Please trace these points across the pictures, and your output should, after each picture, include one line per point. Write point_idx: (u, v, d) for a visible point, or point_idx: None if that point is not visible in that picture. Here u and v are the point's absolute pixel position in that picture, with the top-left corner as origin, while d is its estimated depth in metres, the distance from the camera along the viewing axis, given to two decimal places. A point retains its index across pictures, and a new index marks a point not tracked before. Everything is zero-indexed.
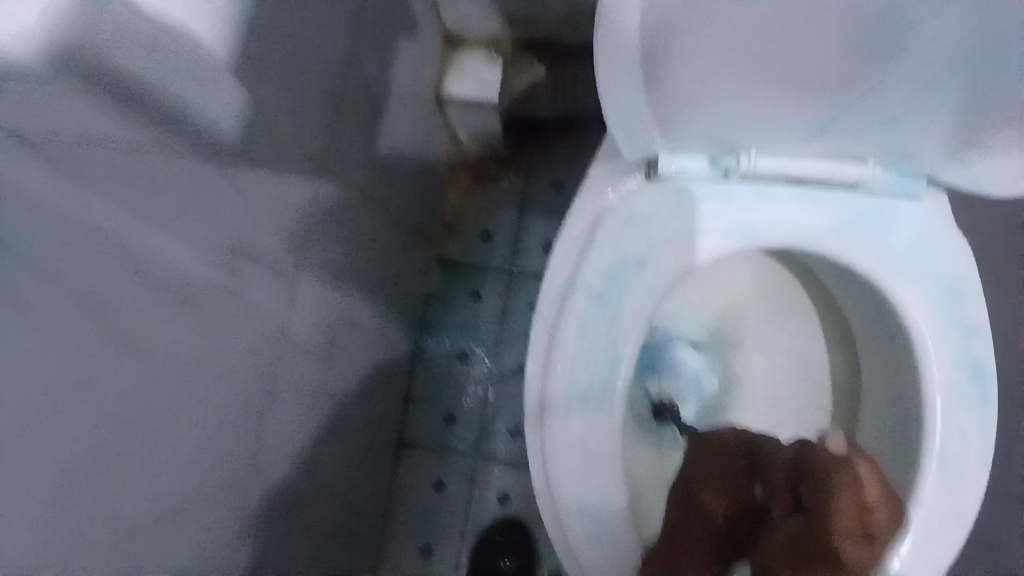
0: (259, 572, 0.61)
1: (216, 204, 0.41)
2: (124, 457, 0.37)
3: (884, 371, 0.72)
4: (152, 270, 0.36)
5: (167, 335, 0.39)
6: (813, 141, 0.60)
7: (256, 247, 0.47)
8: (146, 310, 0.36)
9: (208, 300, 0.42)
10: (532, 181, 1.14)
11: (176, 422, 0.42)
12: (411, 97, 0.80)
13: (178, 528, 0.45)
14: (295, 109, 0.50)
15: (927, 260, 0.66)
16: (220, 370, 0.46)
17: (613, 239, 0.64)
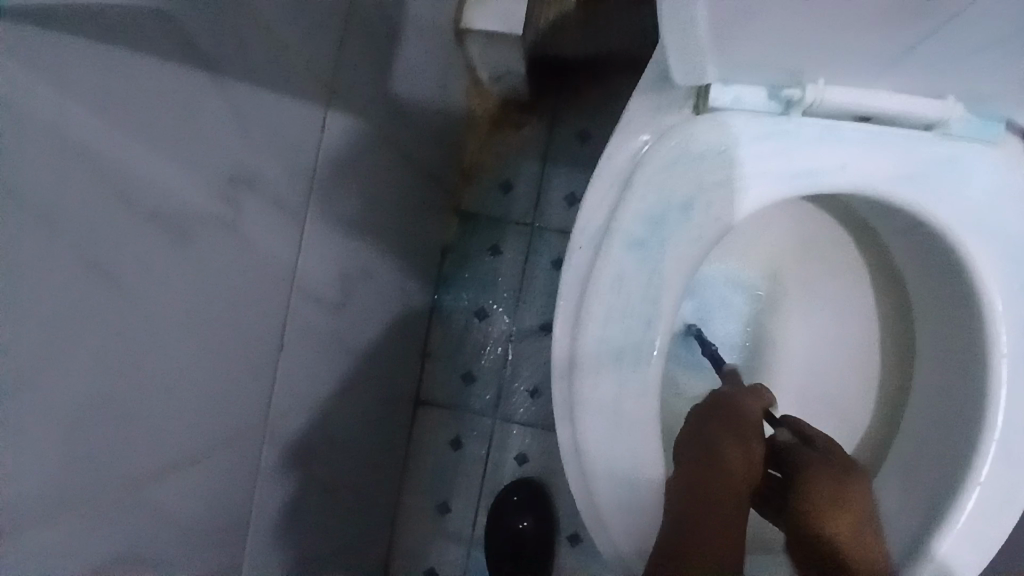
0: (246, 515, 0.59)
1: (177, 104, 0.37)
2: (63, 388, 0.34)
3: (940, 361, 0.60)
4: (97, 162, 0.33)
5: (102, 259, 0.35)
6: (896, 71, 0.47)
7: (223, 168, 0.43)
8: (84, 217, 0.33)
9: (166, 203, 0.38)
10: (556, 128, 1.05)
11: (138, 342, 0.39)
12: (424, 22, 0.74)
13: (143, 466, 0.42)
14: (274, 9, 0.44)
15: (1010, 220, 0.52)
16: (185, 301, 0.42)
17: (657, 179, 0.50)
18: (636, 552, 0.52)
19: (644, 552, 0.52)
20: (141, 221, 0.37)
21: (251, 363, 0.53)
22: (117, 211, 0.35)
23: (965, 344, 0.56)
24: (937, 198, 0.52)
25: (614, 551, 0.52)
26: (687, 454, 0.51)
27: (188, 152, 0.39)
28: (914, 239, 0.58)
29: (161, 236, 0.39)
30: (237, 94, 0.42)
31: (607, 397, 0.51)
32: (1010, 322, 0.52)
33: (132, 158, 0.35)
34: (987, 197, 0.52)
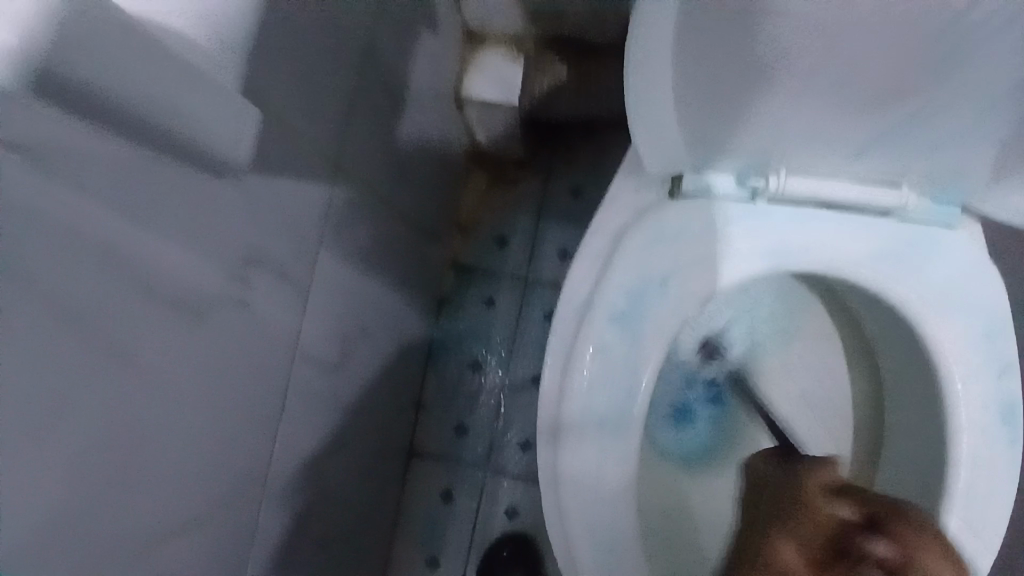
0: (242, 571, 0.61)
1: (197, 190, 0.41)
2: (91, 443, 0.37)
3: (908, 421, 0.63)
4: (124, 252, 0.36)
5: (135, 327, 0.39)
6: (851, 162, 0.52)
7: (243, 240, 0.47)
8: (122, 292, 0.37)
9: (181, 279, 0.42)
10: (550, 187, 1.10)
11: (148, 409, 0.42)
12: (426, 94, 0.80)
13: (154, 519, 0.45)
14: (301, 99, 0.50)
15: (966, 296, 0.56)
16: (201, 361, 0.46)
17: (637, 257, 0.54)
18: None
19: None
20: (157, 299, 0.40)
21: (252, 420, 0.55)
22: (147, 287, 0.39)
23: (930, 411, 0.59)
24: (895, 275, 0.57)
25: None
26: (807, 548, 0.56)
27: (205, 230, 0.42)
28: (879, 309, 0.62)
29: (177, 308, 0.42)
30: (254, 177, 0.46)
31: (591, 459, 0.53)
32: (970, 392, 0.56)
33: (156, 240, 0.38)
34: (946, 276, 0.56)
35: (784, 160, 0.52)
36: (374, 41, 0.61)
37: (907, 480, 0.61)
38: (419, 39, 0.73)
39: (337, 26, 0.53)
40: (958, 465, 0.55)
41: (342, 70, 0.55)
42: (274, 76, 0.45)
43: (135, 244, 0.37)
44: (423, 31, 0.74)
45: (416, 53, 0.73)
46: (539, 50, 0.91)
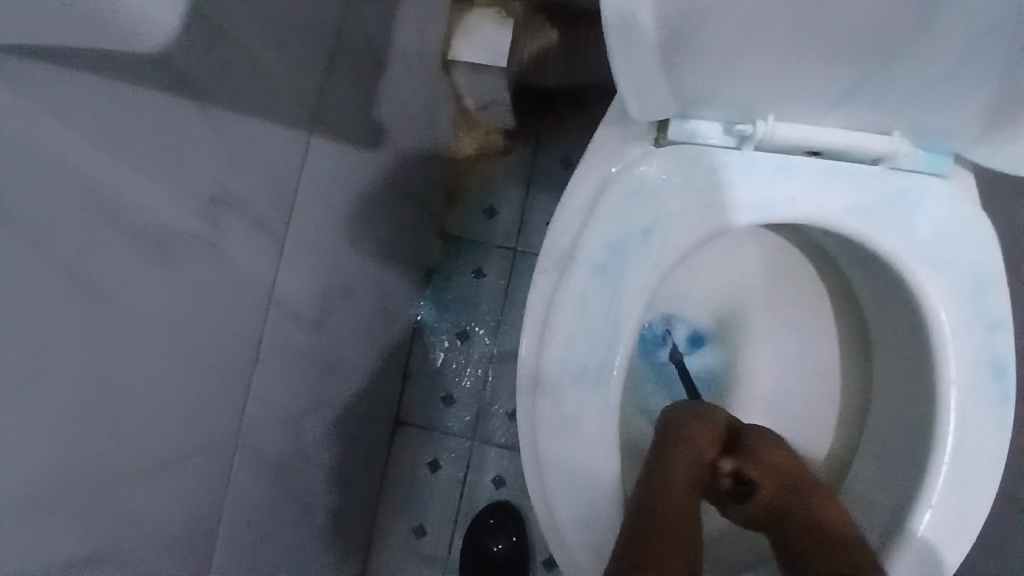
0: (218, 530, 0.60)
1: (159, 124, 0.39)
2: (45, 386, 0.36)
3: (897, 382, 0.62)
4: (75, 179, 0.34)
5: (92, 263, 0.37)
6: (840, 109, 0.50)
7: (211, 182, 0.45)
8: (72, 223, 0.35)
9: (145, 216, 0.40)
10: (540, 155, 1.08)
11: (112, 349, 0.40)
12: (411, 52, 0.77)
13: (120, 467, 0.44)
14: (274, 41, 0.48)
15: (954, 252, 0.55)
16: (167, 308, 0.44)
17: (620, 207, 0.52)
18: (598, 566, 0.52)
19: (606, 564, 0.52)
20: (118, 234, 0.38)
21: (226, 373, 0.54)
22: (100, 225, 0.37)
23: (919, 371, 0.58)
24: (882, 230, 0.55)
25: (574, 566, 0.53)
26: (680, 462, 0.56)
27: (171, 165, 0.41)
28: (868, 269, 0.61)
29: (142, 246, 0.40)
30: (222, 117, 0.44)
31: (571, 413, 0.52)
32: (958, 350, 0.55)
33: (115, 170, 0.37)
34: (934, 231, 0.55)
35: (773, 107, 0.50)
36: None
37: (894, 440, 0.60)
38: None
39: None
40: (947, 424, 0.55)
41: (319, 13, 0.53)
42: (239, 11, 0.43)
43: (90, 173, 0.35)
44: None
45: (400, 6, 0.71)
46: (528, 12, 0.89)
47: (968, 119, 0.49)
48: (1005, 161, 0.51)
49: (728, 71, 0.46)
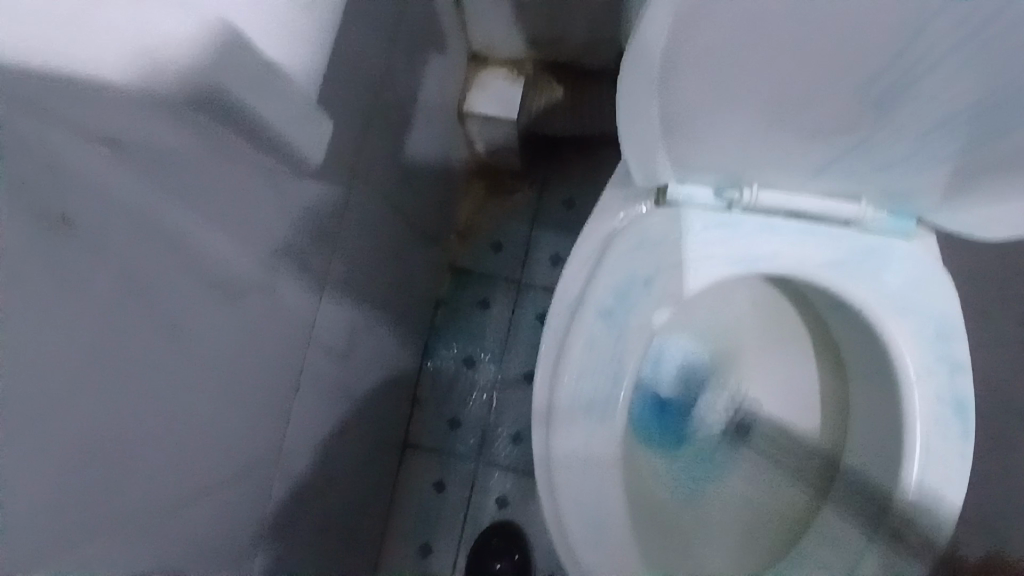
0: (252, 546, 0.65)
1: (235, 184, 0.45)
2: (135, 410, 0.42)
3: (872, 414, 0.68)
4: (173, 233, 0.41)
5: (178, 303, 0.43)
6: (816, 178, 0.58)
7: (272, 235, 0.52)
8: (168, 273, 0.41)
9: (220, 262, 0.46)
10: (545, 195, 1.16)
11: (187, 377, 0.46)
12: (433, 107, 0.85)
13: (180, 483, 0.49)
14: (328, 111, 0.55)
15: (919, 302, 0.63)
16: (227, 341, 0.50)
17: (625, 258, 0.59)
18: None
19: None
20: (200, 278, 0.45)
21: (269, 401, 0.60)
22: (189, 271, 0.43)
23: (889, 407, 0.65)
24: (855, 281, 0.63)
25: None
26: None
27: (245, 218, 0.48)
28: (844, 314, 0.68)
29: (210, 291, 0.46)
30: (284, 177, 0.51)
31: (580, 441, 0.59)
32: (923, 388, 0.62)
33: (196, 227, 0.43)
34: (900, 283, 0.63)
35: (757, 175, 0.58)
36: (392, 59, 0.66)
37: (869, 469, 0.67)
38: (429, 55, 0.78)
39: (359, 44, 0.57)
40: (913, 454, 0.61)
41: (362, 84, 0.60)
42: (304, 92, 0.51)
43: (186, 229, 0.42)
44: (433, 48, 0.79)
45: (426, 67, 0.78)
46: (538, 70, 0.97)
47: (925, 186, 0.57)
48: (963, 217, 0.59)
49: (721, 142, 0.54)
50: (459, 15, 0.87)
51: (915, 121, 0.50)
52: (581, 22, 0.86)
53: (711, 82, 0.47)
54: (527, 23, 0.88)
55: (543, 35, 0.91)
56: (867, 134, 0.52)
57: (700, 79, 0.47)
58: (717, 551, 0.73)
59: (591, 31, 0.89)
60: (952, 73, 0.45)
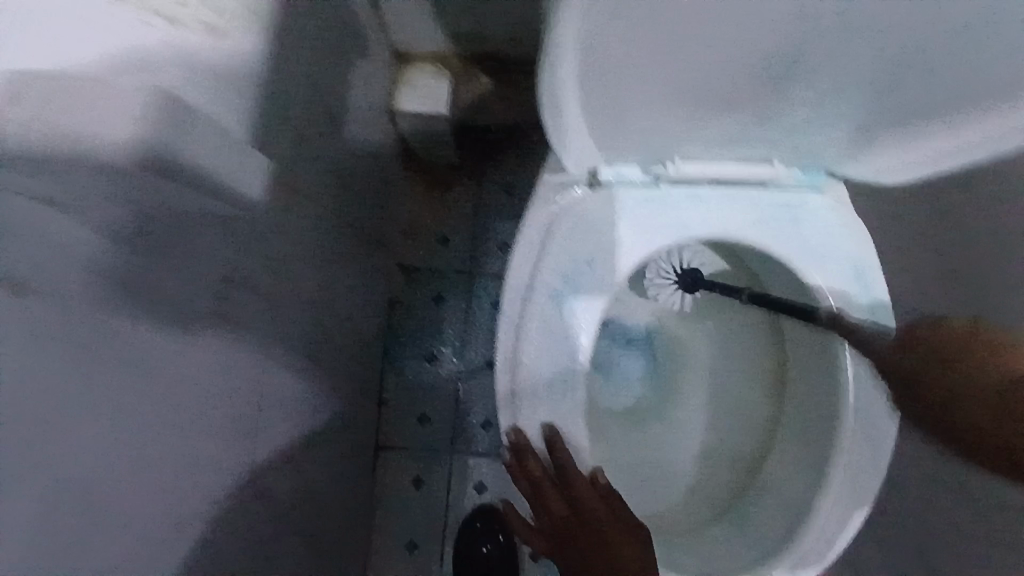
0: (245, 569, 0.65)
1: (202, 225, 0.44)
2: (117, 487, 0.40)
3: (809, 351, 0.74)
4: (147, 284, 0.40)
5: (159, 355, 0.42)
6: (731, 148, 0.62)
7: (243, 271, 0.53)
8: (141, 326, 0.40)
9: (187, 302, 0.44)
10: (484, 185, 1.18)
11: (165, 434, 0.45)
12: (365, 110, 0.84)
13: (176, 536, 0.49)
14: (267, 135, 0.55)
15: (834, 248, 0.69)
16: (200, 387, 0.49)
17: (566, 242, 0.63)
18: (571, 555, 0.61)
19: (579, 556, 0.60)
20: (172, 323, 0.43)
21: (240, 426, 0.58)
22: (159, 320, 0.42)
23: (824, 345, 0.71)
24: (776, 236, 0.68)
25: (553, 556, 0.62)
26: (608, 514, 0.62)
27: (207, 257, 0.46)
28: (771, 266, 0.74)
29: (209, 336, 0.49)
30: None
31: (546, 418, 0.63)
32: (851, 324, 0.68)
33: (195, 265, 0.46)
34: (815, 232, 0.68)
35: (678, 150, 0.62)
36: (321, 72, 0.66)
37: (811, 409, 0.73)
38: (354, 59, 0.78)
39: (295, 56, 0.56)
40: (848, 386, 0.68)
41: (301, 93, 0.59)
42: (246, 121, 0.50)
43: (159, 279, 0.40)
44: (357, 52, 0.79)
45: (353, 72, 0.78)
46: (463, 62, 1.00)
47: (830, 143, 0.62)
48: (875, 171, 0.66)
49: (644, 120, 0.57)
50: (377, 17, 0.86)
51: (815, 86, 0.54)
52: (500, 11, 0.88)
53: (621, 72, 0.50)
54: (448, 18, 0.89)
55: (465, 28, 0.92)
56: (773, 103, 0.56)
57: (609, 73, 0.50)
58: (680, 495, 0.79)
59: (511, 19, 0.90)
60: (843, 44, 0.48)
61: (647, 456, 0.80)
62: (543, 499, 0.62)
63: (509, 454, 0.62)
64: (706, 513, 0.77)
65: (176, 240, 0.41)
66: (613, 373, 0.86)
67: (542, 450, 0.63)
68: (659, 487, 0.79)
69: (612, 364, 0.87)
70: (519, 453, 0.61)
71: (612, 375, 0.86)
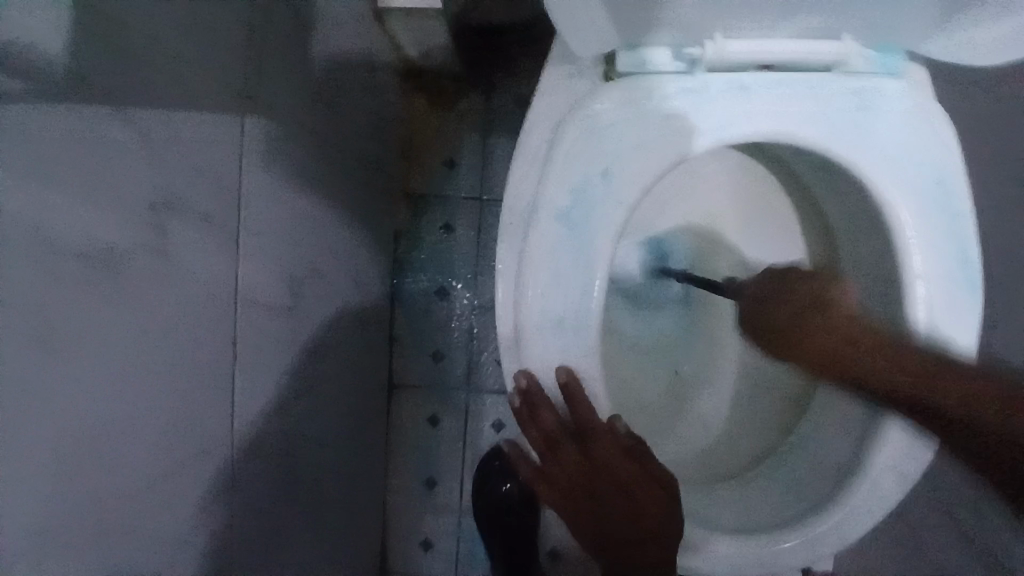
0: (250, 525, 0.60)
1: (90, 137, 0.35)
2: (40, 459, 0.34)
3: (868, 271, 0.63)
4: (34, 218, 0.32)
5: (75, 301, 0.36)
6: (784, 23, 0.49)
7: (182, 199, 0.45)
8: (37, 268, 0.33)
9: (94, 236, 0.37)
10: (492, 98, 1.05)
11: (100, 392, 0.38)
12: (335, 8, 0.72)
13: (145, 504, 0.43)
14: (193, 27, 0.45)
15: (912, 148, 0.56)
16: (148, 335, 0.42)
17: (577, 151, 0.52)
18: (585, 509, 0.55)
19: (593, 511, 0.55)
20: (83, 262, 0.36)
21: (213, 377, 0.51)
22: (62, 260, 0.35)
23: (886, 268, 0.60)
24: (839, 134, 0.55)
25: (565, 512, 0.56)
26: (631, 469, 0.54)
27: (113, 180, 0.38)
28: (828, 175, 0.62)
29: (149, 278, 0.42)
30: (153, 119, 0.41)
31: (555, 361, 0.54)
32: (921, 239, 0.56)
33: (123, 194, 0.39)
34: (888, 127, 0.55)
35: (717, 27, 0.49)
36: None
37: None
38: None
39: None
40: (915, 311, 0.57)
41: None
42: (152, 2, 0.40)
43: (47, 210, 0.33)
44: None
45: None
46: None
47: (915, 13, 0.48)
48: (972, 57, 0.53)
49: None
50: None
51: None
52: None
53: None
54: None
55: None
56: None
57: None
58: (711, 438, 0.71)
59: None
60: None
61: (676, 399, 0.72)
62: (556, 452, 0.54)
63: (518, 402, 0.54)
64: (740, 455, 0.70)
65: (56, 157, 0.33)
66: (644, 305, 0.74)
67: (559, 399, 0.54)
68: (690, 432, 0.71)
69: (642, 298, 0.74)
70: (529, 403, 0.53)
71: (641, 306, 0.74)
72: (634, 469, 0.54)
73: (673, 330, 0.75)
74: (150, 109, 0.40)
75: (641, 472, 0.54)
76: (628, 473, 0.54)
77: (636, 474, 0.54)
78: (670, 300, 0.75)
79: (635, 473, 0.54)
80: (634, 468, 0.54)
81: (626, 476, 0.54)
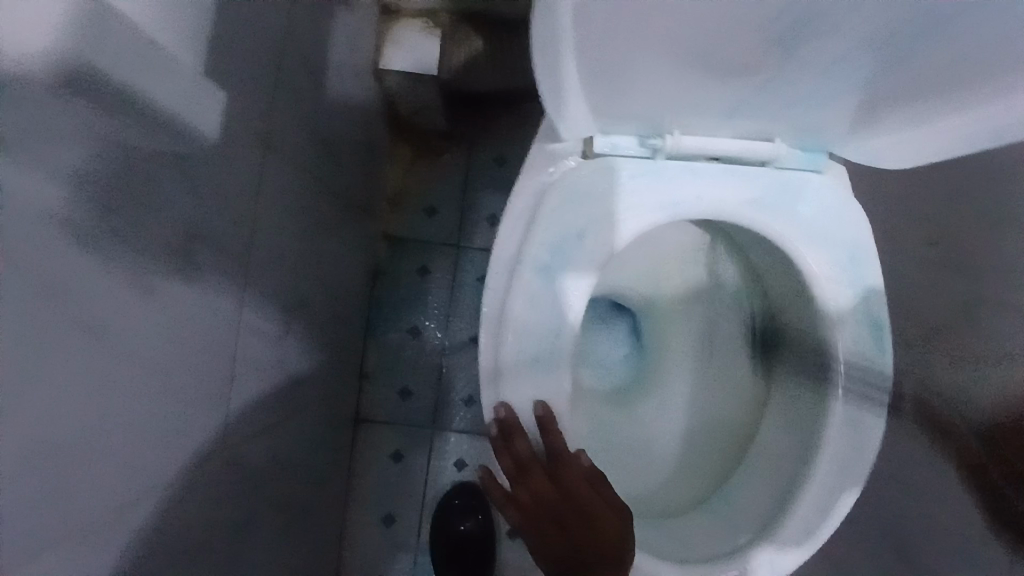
0: (218, 544, 0.62)
1: (156, 178, 0.41)
2: (74, 460, 0.38)
3: (797, 330, 0.73)
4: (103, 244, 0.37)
5: (121, 317, 0.40)
6: (731, 123, 0.59)
7: (210, 231, 0.50)
8: (97, 289, 0.37)
9: (143, 261, 0.41)
10: (474, 154, 1.14)
11: (127, 403, 0.42)
12: (346, 68, 0.81)
13: (142, 510, 0.46)
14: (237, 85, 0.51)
15: (833, 230, 0.67)
16: (166, 352, 0.46)
17: (557, 214, 0.61)
18: (548, 532, 0.61)
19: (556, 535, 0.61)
20: (134, 285, 0.41)
21: (210, 395, 0.55)
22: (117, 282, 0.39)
23: (812, 329, 0.70)
24: (772, 216, 0.66)
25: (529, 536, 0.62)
26: (592, 500, 0.60)
27: (165, 215, 0.43)
28: (766, 247, 0.72)
29: (175, 299, 0.46)
30: (203, 162, 0.47)
31: (529, 396, 0.61)
32: (841, 307, 0.66)
33: (168, 225, 0.44)
34: (813, 212, 0.66)
35: (678, 122, 0.59)
36: (296, 20, 0.63)
37: (796, 391, 0.73)
38: (335, 11, 0.74)
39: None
40: (837, 368, 0.66)
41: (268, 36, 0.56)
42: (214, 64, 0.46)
43: (114, 239, 0.38)
44: (339, 3, 0.76)
45: (334, 24, 0.74)
46: (454, 22, 0.95)
47: (836, 121, 0.59)
48: (885, 156, 0.64)
49: (643, 91, 0.54)
50: None
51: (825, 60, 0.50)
52: None
53: (611, 40, 0.47)
54: None
55: None
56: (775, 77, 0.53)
57: (602, 40, 0.47)
58: (661, 478, 0.78)
59: None
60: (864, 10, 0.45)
61: (631, 440, 0.79)
62: (526, 478, 0.60)
63: (495, 430, 0.60)
64: (686, 495, 0.76)
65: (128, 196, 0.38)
66: (601, 354, 0.84)
67: (533, 430, 0.61)
68: (644, 473, 0.77)
69: (599, 349, 0.84)
70: (505, 431, 0.59)
71: (599, 354, 0.84)
72: (596, 500, 0.60)
73: (625, 376, 0.85)
74: (201, 151, 0.46)
75: (602, 503, 0.60)
76: (591, 502, 0.60)
77: (596, 504, 0.60)
78: (621, 349, 0.86)
79: (596, 503, 0.60)
80: (595, 498, 0.60)
81: (588, 505, 0.60)
